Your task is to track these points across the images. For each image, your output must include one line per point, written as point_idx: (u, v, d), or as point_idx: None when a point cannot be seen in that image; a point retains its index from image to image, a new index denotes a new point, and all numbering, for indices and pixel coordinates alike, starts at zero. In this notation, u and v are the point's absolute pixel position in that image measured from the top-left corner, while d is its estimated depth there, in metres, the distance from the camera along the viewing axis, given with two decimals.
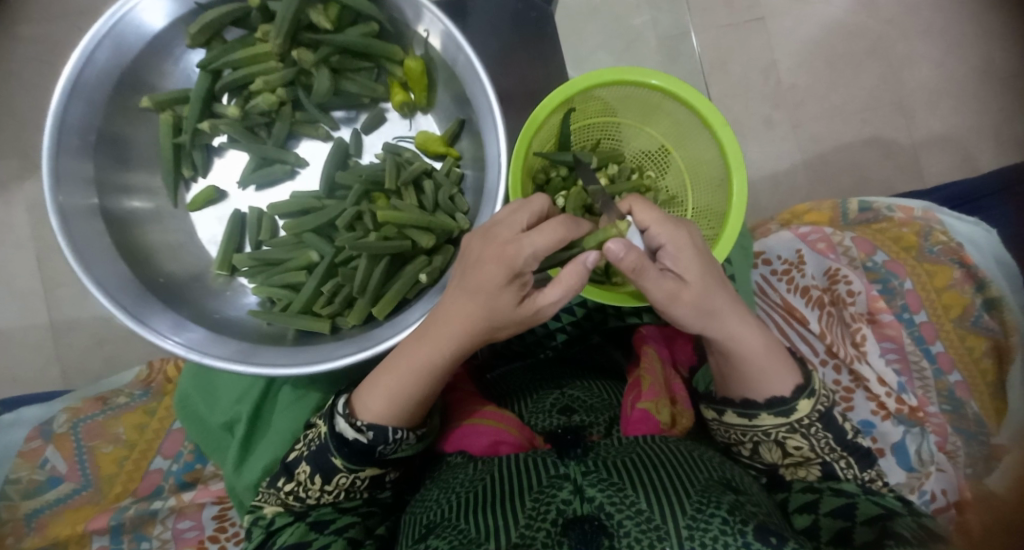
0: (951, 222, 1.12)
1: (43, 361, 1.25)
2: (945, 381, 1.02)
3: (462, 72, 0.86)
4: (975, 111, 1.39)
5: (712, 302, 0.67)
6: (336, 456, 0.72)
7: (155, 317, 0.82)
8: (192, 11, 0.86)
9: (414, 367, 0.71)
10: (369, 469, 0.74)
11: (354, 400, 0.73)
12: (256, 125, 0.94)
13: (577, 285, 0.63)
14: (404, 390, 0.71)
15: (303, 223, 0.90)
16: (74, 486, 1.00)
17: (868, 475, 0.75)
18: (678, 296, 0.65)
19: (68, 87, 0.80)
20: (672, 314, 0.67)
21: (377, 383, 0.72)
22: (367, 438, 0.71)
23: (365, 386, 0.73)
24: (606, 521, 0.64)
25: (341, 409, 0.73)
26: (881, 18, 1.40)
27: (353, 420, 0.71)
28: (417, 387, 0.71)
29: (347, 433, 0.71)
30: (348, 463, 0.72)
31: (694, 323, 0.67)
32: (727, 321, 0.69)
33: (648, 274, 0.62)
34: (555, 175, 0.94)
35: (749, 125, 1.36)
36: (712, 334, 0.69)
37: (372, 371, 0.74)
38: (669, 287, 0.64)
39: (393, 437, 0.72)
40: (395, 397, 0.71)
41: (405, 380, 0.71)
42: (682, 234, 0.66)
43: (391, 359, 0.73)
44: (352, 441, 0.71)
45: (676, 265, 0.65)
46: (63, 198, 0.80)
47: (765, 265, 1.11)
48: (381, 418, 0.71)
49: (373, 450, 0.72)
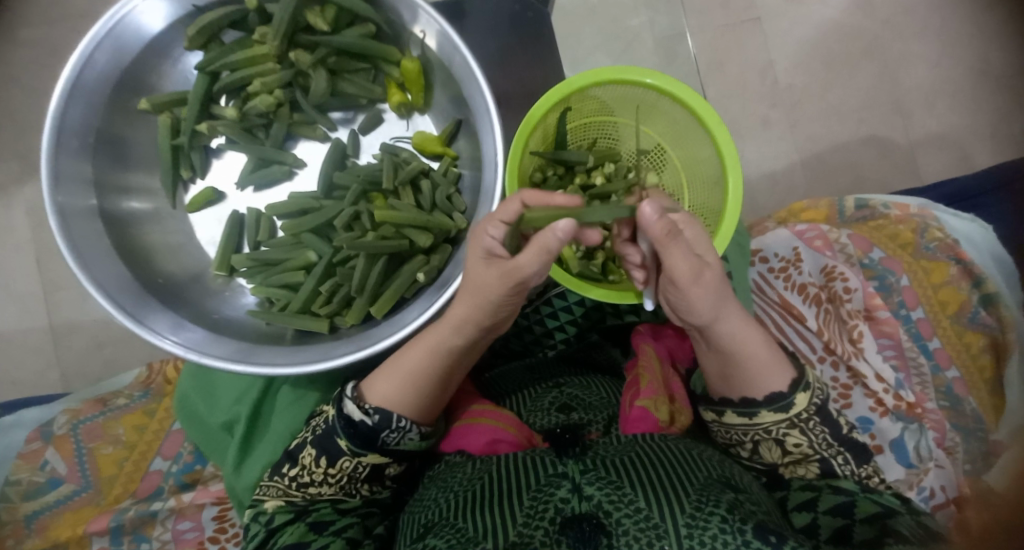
0: (947, 219, 1.12)
1: (43, 365, 1.25)
2: (943, 378, 1.03)
3: (458, 71, 0.86)
4: (971, 109, 1.40)
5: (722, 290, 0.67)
6: (342, 437, 0.72)
7: (154, 317, 0.82)
8: (189, 13, 0.87)
9: (425, 355, 0.74)
10: (372, 456, 0.74)
11: (364, 385, 0.76)
12: (254, 126, 0.95)
13: (548, 250, 0.57)
14: (418, 372, 0.74)
15: (301, 223, 0.91)
16: (75, 487, 1.00)
17: (866, 471, 0.75)
18: (699, 275, 0.63)
19: (66, 90, 0.81)
20: (685, 296, 0.65)
21: (386, 371, 0.75)
22: (373, 421, 0.72)
23: (375, 375, 0.76)
24: (605, 519, 0.64)
25: (349, 392, 0.75)
26: (876, 17, 1.40)
27: (361, 402, 0.73)
28: (426, 363, 0.74)
29: (355, 414, 0.72)
30: (352, 447, 0.72)
31: (704, 311, 0.67)
32: (729, 317, 0.70)
33: (674, 248, 0.61)
34: (552, 173, 0.95)
35: (746, 124, 1.37)
36: (721, 325, 0.69)
37: (386, 360, 0.77)
38: (694, 266, 0.62)
39: (397, 424, 0.72)
40: (402, 379, 0.74)
41: (420, 364, 0.74)
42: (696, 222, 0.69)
43: (407, 348, 0.77)
44: (358, 423, 0.72)
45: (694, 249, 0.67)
46: (62, 198, 0.81)
47: (763, 263, 1.12)
48: (389, 403, 0.73)
49: (376, 437, 0.72)
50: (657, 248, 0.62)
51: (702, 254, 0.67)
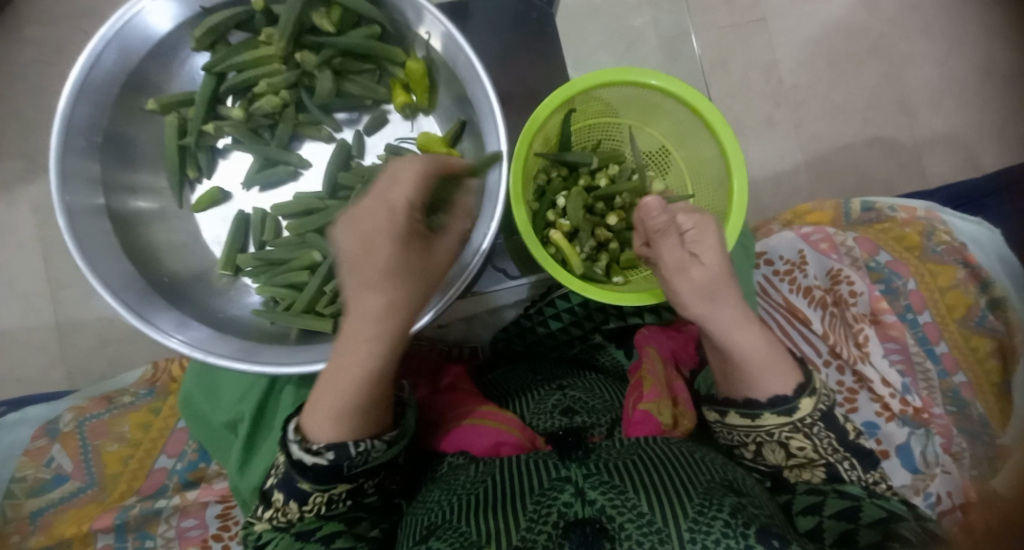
0: (955, 221, 1.11)
1: (49, 362, 1.26)
2: (950, 382, 1.01)
3: (462, 72, 0.87)
4: (978, 110, 1.39)
5: (721, 289, 0.71)
6: (303, 481, 0.69)
7: (160, 315, 0.83)
8: (197, 15, 0.88)
9: (350, 383, 0.66)
10: (341, 485, 0.71)
11: (304, 422, 0.70)
12: (260, 126, 0.95)
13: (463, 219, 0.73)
14: (349, 403, 0.66)
15: (306, 223, 0.92)
16: (80, 484, 1.01)
17: (872, 477, 0.75)
18: (686, 270, 0.72)
19: (75, 89, 0.81)
20: (677, 290, 0.73)
21: (316, 405, 0.68)
22: (329, 459, 0.68)
23: (309, 409, 0.69)
24: (608, 523, 0.64)
25: (292, 435, 0.70)
26: (882, 18, 1.40)
27: (307, 445, 0.68)
28: (355, 390, 0.66)
29: (305, 458, 0.68)
30: (316, 486, 0.69)
31: (695, 305, 0.71)
32: (725, 317, 0.70)
33: (668, 239, 0.73)
34: (555, 175, 0.95)
35: (750, 125, 1.36)
36: (713, 327, 0.71)
37: (313, 392, 0.70)
38: (681, 260, 0.72)
39: (356, 451, 0.68)
40: (336, 414, 0.67)
41: (346, 394, 0.66)
42: (708, 222, 0.75)
43: (329, 374, 0.68)
44: (313, 465, 0.68)
45: (698, 248, 0.73)
46: (70, 197, 0.81)
47: (767, 265, 1.13)
48: (340, 436, 0.68)
49: (339, 468, 0.69)
50: (653, 241, 0.75)
51: (700, 253, 0.73)
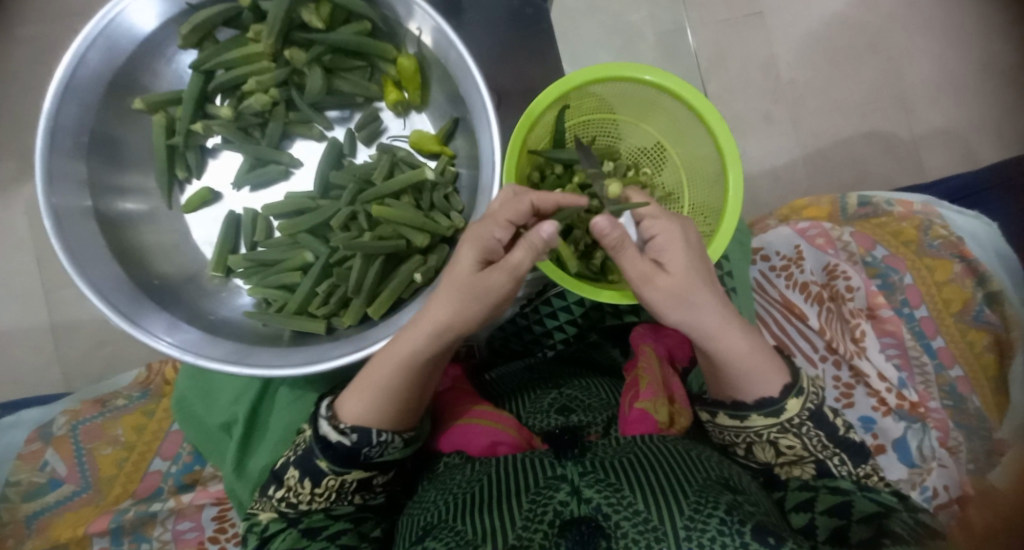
0: (953, 216, 1.11)
1: (44, 364, 1.25)
2: (947, 376, 1.01)
3: (454, 68, 0.85)
4: (977, 104, 1.38)
5: (694, 298, 0.66)
6: (321, 459, 0.70)
7: (149, 318, 0.82)
8: (183, 11, 0.86)
9: (392, 366, 0.69)
10: (356, 472, 0.72)
11: (336, 403, 0.72)
12: (249, 125, 0.94)
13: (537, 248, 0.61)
14: (386, 384, 0.69)
15: (299, 222, 0.90)
16: (75, 487, 1.00)
17: (863, 471, 0.74)
18: (652, 279, 0.66)
19: (59, 90, 0.80)
20: (647, 300, 0.67)
21: (357, 385, 0.72)
22: (351, 440, 0.69)
23: (347, 390, 0.73)
24: (604, 522, 0.63)
25: (324, 411, 0.72)
26: (880, 12, 1.39)
27: (335, 423, 0.70)
28: (397, 375, 0.69)
29: (331, 435, 0.69)
30: (333, 467, 0.70)
31: (671, 314, 0.67)
32: (706, 323, 0.67)
33: (627, 252, 0.65)
34: (550, 173, 0.94)
35: (747, 120, 1.35)
36: (696, 332, 0.68)
37: (356, 375, 0.73)
38: (646, 271, 0.65)
39: (376, 440, 0.69)
40: (368, 393, 0.70)
41: (388, 375, 0.69)
42: (675, 229, 0.69)
43: (374, 359, 0.72)
44: (336, 444, 0.69)
45: (665, 254, 0.68)
46: (55, 199, 0.80)
47: (763, 261, 1.12)
48: (364, 419, 0.69)
49: (357, 454, 0.70)
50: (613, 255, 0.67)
51: (667, 262, 0.67)
